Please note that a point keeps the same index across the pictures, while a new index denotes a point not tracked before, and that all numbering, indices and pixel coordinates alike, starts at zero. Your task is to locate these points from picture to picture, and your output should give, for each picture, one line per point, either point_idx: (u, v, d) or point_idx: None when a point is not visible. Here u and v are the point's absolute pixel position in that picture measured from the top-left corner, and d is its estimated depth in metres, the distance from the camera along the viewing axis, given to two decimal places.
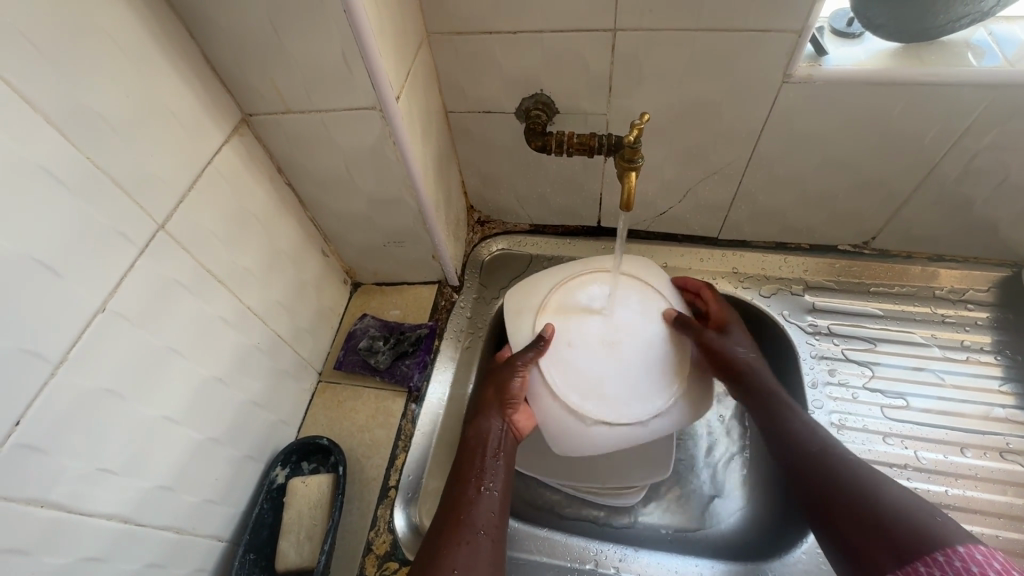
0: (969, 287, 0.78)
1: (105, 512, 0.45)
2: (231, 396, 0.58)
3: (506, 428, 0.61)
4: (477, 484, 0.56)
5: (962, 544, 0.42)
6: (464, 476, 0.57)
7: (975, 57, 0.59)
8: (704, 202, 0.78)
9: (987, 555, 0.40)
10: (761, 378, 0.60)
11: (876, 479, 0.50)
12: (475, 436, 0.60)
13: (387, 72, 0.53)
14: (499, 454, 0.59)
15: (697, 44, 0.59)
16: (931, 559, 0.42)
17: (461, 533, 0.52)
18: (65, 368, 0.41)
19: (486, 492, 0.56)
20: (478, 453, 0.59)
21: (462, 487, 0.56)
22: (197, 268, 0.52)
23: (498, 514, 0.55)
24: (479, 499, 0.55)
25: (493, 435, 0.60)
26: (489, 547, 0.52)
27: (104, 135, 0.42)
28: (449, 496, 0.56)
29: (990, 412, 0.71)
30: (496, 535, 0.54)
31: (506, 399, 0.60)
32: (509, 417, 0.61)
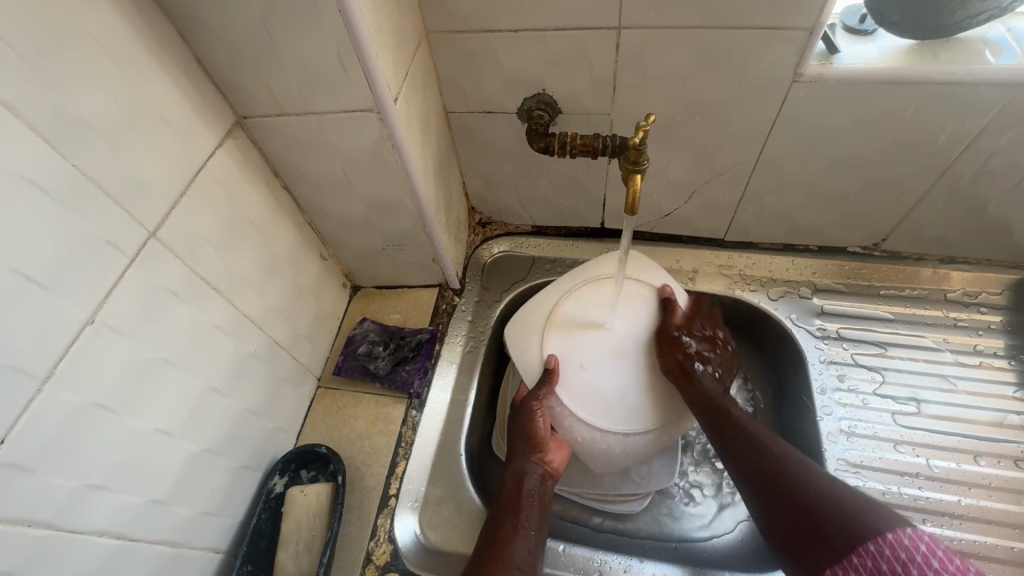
0: (982, 290, 0.76)
1: (96, 528, 0.43)
2: (227, 405, 0.57)
3: (541, 471, 0.60)
4: (513, 522, 0.56)
5: (890, 530, 0.41)
6: (500, 514, 0.57)
7: (992, 55, 0.57)
8: (710, 203, 0.77)
9: (914, 537, 0.39)
10: (707, 385, 0.60)
11: (833, 485, 0.49)
12: (510, 477, 0.60)
13: (384, 74, 0.51)
14: (536, 496, 0.59)
15: (704, 43, 0.57)
16: (864, 549, 0.41)
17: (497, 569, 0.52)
18: (53, 383, 0.39)
19: (522, 531, 0.56)
20: (515, 493, 0.58)
21: (498, 523, 0.56)
22: (191, 276, 0.51)
23: (533, 554, 0.55)
24: (515, 538, 0.55)
25: (529, 476, 0.59)
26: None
27: (91, 140, 0.41)
28: (485, 532, 0.56)
29: (1004, 419, 0.69)
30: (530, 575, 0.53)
31: (537, 440, 0.60)
32: (542, 458, 0.61)
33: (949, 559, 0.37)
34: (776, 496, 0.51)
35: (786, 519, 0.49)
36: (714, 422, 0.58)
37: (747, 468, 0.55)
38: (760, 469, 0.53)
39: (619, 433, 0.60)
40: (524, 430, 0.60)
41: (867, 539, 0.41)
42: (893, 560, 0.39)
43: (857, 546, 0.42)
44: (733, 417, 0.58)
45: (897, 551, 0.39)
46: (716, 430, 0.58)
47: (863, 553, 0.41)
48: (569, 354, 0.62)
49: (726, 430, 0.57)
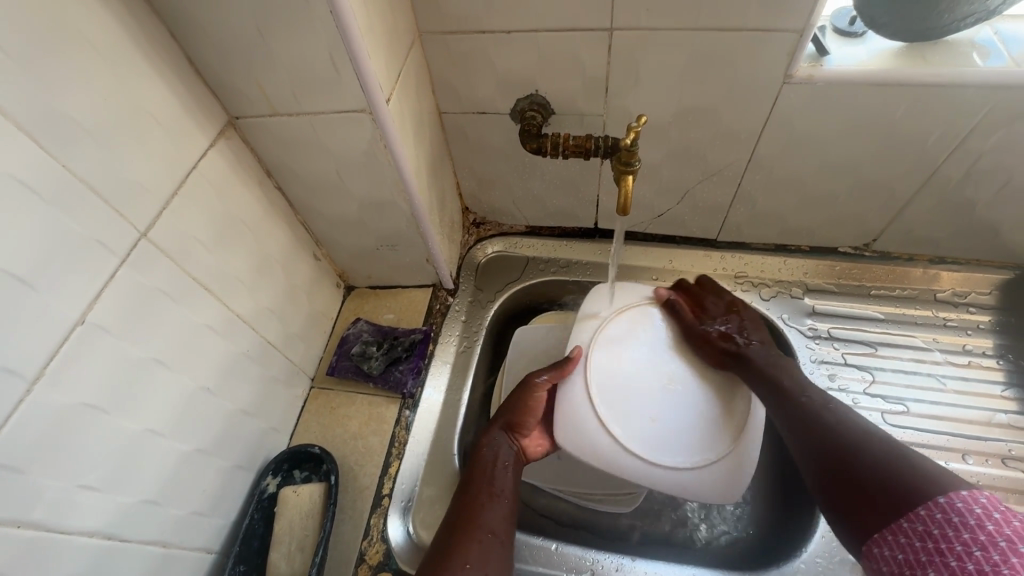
0: (971, 290, 0.77)
1: (87, 530, 0.43)
2: (219, 405, 0.57)
3: (515, 447, 0.60)
4: (487, 490, 0.55)
5: (944, 495, 0.40)
6: (474, 483, 0.55)
7: (979, 57, 0.58)
8: (703, 204, 0.77)
9: (968, 501, 0.38)
10: (760, 357, 0.59)
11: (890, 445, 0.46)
12: (487, 448, 0.59)
13: (376, 74, 0.51)
14: (509, 465, 0.58)
15: (695, 44, 0.58)
16: (914, 513, 0.40)
17: (474, 532, 0.51)
18: (42, 384, 0.39)
19: (497, 498, 0.54)
20: (489, 464, 0.57)
21: (473, 488, 0.55)
22: (182, 276, 0.51)
23: (508, 519, 0.53)
24: (490, 503, 0.54)
25: (502, 449, 0.59)
26: (500, 549, 0.51)
27: (81, 139, 0.41)
28: (456, 503, 0.54)
29: (992, 418, 0.70)
30: (505, 540, 0.52)
31: (518, 415, 0.60)
32: (518, 438, 0.61)
33: (1007, 521, 0.36)
34: (826, 454, 0.48)
35: (834, 478, 0.47)
36: (768, 387, 0.56)
37: (796, 427, 0.52)
38: (809, 426, 0.51)
39: (670, 458, 0.57)
40: (517, 409, 0.61)
41: (919, 504, 0.40)
42: (946, 524, 0.38)
43: (905, 511, 0.41)
44: (789, 383, 0.56)
45: (950, 515, 0.38)
46: (770, 396, 0.56)
47: (913, 517, 0.40)
48: (617, 415, 0.58)
49: (780, 395, 0.55)
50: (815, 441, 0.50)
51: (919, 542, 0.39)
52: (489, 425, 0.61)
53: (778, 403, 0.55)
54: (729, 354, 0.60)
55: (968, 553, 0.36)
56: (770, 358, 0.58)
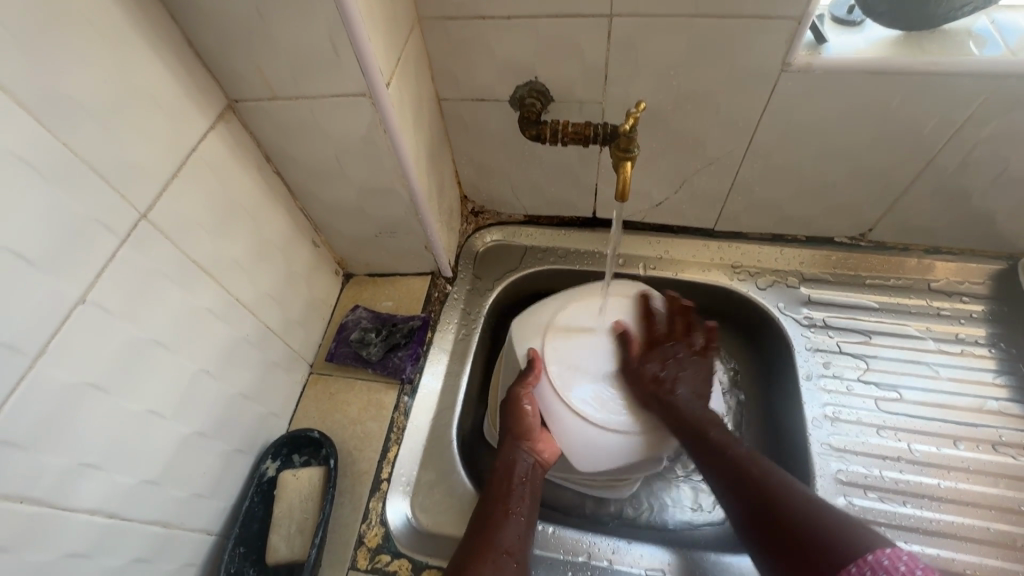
0: (964, 279, 0.78)
1: (88, 508, 0.44)
2: (219, 389, 0.57)
3: (533, 460, 0.61)
4: (505, 508, 0.57)
5: (871, 553, 0.41)
6: (492, 501, 0.58)
7: (976, 46, 0.58)
8: (700, 193, 0.77)
9: (893, 558, 0.40)
10: (688, 408, 0.60)
11: (818, 506, 0.49)
12: (502, 465, 0.60)
13: (376, 58, 0.51)
14: (526, 482, 0.60)
15: (695, 31, 0.58)
16: (847, 573, 0.41)
17: (489, 553, 0.53)
18: (45, 361, 0.40)
19: (514, 516, 0.57)
20: (506, 479, 0.59)
21: (490, 508, 0.57)
22: (182, 259, 0.51)
23: (524, 537, 0.56)
24: (507, 522, 0.56)
25: (519, 463, 0.60)
26: (515, 568, 0.53)
27: (80, 119, 0.41)
28: (475, 520, 0.57)
29: (984, 405, 0.71)
30: (520, 558, 0.54)
31: (530, 428, 0.61)
32: (533, 448, 0.61)
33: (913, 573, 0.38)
34: (759, 516, 0.51)
35: (774, 542, 0.49)
36: (697, 448, 0.58)
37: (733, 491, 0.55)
38: (744, 487, 0.54)
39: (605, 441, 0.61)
40: (514, 419, 0.61)
41: (849, 561, 0.42)
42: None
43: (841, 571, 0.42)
44: (716, 440, 0.58)
45: (877, 572, 0.40)
46: (701, 456, 0.58)
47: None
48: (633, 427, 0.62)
49: (712, 458, 0.57)
50: (750, 510, 0.53)
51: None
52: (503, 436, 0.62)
53: (710, 464, 0.57)
54: (659, 399, 0.60)
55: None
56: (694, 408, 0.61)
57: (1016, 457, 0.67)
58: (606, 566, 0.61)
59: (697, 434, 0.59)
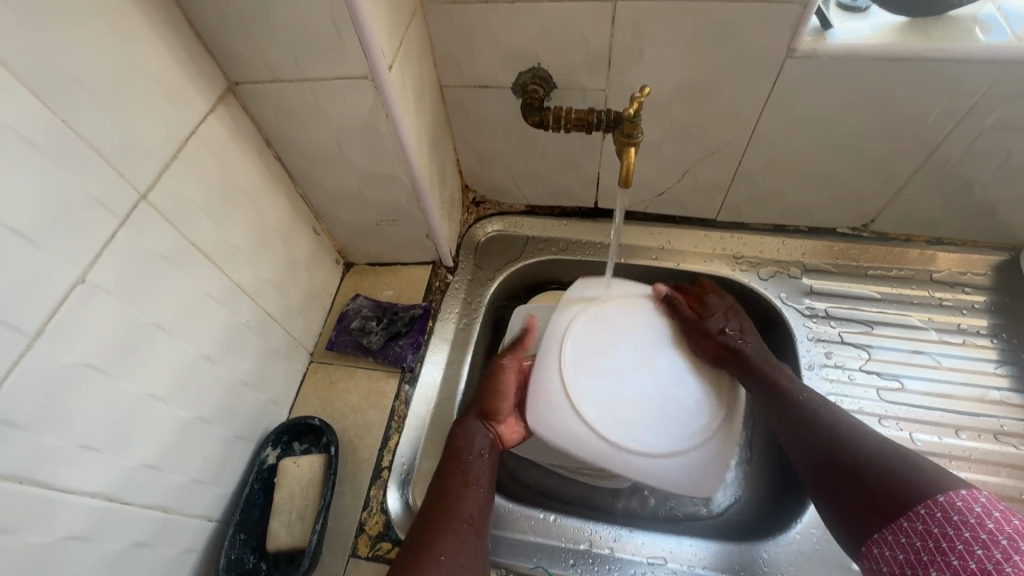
0: (966, 270, 0.78)
1: (88, 491, 0.43)
2: (219, 374, 0.56)
3: (491, 434, 0.63)
4: (463, 479, 0.57)
5: (941, 495, 0.44)
6: (448, 472, 0.58)
7: (982, 32, 0.58)
8: (703, 182, 0.77)
9: (966, 499, 0.43)
10: (754, 355, 0.64)
11: (887, 448, 0.50)
12: (461, 441, 0.61)
13: (379, 40, 0.51)
14: (483, 455, 0.60)
15: (699, 16, 0.57)
16: (914, 513, 0.45)
17: (451, 524, 0.53)
18: (43, 341, 0.39)
19: (472, 487, 0.57)
20: (463, 453, 0.60)
21: (449, 480, 0.57)
22: (182, 242, 0.50)
23: (484, 509, 0.56)
24: (467, 495, 0.56)
25: (477, 439, 0.61)
26: (474, 538, 0.53)
27: (81, 96, 0.40)
28: (432, 491, 0.57)
29: (986, 395, 0.71)
30: (480, 528, 0.55)
31: (494, 405, 0.63)
32: (493, 425, 0.64)
33: (1005, 521, 0.41)
34: (828, 465, 0.53)
35: (834, 479, 0.51)
36: (765, 390, 0.61)
37: (796, 430, 0.57)
38: (809, 429, 0.56)
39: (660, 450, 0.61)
40: (489, 395, 0.64)
41: (917, 503, 0.45)
42: (946, 523, 0.43)
43: (905, 511, 0.45)
44: (784, 385, 0.60)
45: (950, 513, 0.43)
46: (768, 399, 0.61)
47: (913, 518, 0.45)
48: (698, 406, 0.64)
49: (779, 396, 0.60)
50: (813, 448, 0.55)
51: (920, 541, 0.43)
52: (465, 411, 0.64)
53: (774, 403, 0.60)
54: (727, 353, 0.65)
55: (969, 551, 0.41)
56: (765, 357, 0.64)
57: (1017, 446, 0.67)
58: (608, 554, 0.61)
59: (766, 380, 0.61)
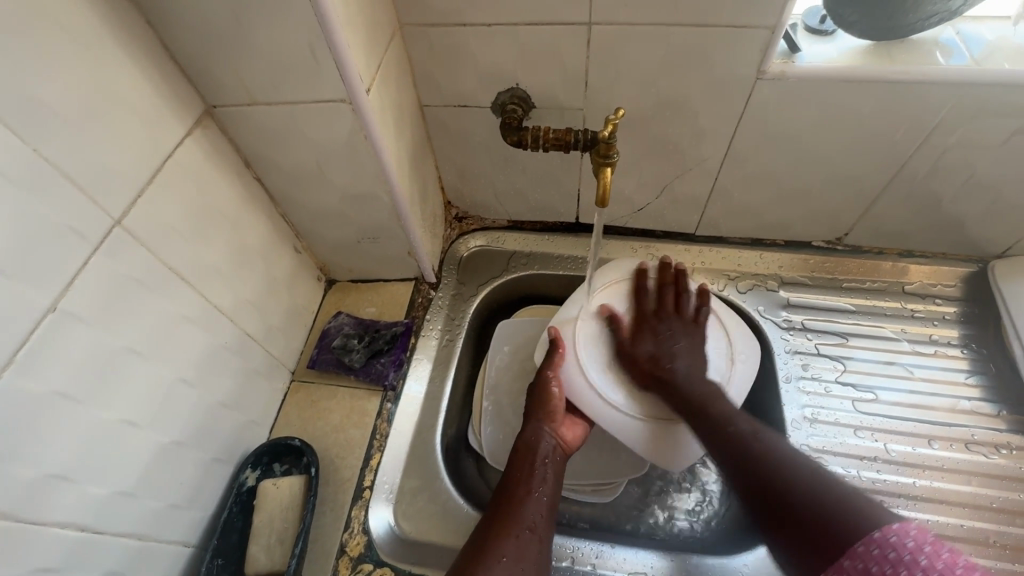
0: (937, 282, 0.80)
1: (58, 521, 0.43)
2: (197, 398, 0.56)
3: (556, 441, 0.61)
4: (527, 488, 0.56)
5: (877, 529, 0.39)
6: (512, 479, 0.57)
7: (942, 56, 0.60)
8: (681, 198, 0.79)
9: (901, 531, 0.37)
10: (688, 386, 0.61)
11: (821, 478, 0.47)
12: (525, 449, 0.59)
13: (356, 65, 0.51)
14: (548, 465, 0.58)
15: (672, 40, 0.59)
16: (852, 551, 0.38)
17: (512, 528, 0.52)
18: (11, 371, 0.39)
19: (535, 496, 0.55)
20: (528, 460, 0.58)
21: (513, 486, 0.56)
22: (157, 265, 0.50)
23: (546, 517, 0.54)
24: (529, 499, 0.55)
25: (544, 446, 0.60)
26: (536, 546, 0.52)
27: (52, 124, 0.40)
28: (495, 497, 0.56)
29: (957, 404, 0.72)
30: (542, 537, 0.53)
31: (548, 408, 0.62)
32: (555, 429, 0.62)
33: (939, 555, 0.35)
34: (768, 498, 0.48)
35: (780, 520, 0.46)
36: (696, 418, 0.58)
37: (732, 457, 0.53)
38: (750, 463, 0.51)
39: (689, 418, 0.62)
40: (541, 399, 0.62)
41: (855, 540, 0.39)
42: (883, 561, 0.37)
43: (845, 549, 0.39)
44: (715, 414, 0.58)
45: (886, 551, 0.37)
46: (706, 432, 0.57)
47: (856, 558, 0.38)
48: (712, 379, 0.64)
49: (716, 429, 0.56)
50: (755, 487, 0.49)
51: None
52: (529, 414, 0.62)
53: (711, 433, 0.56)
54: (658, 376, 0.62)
55: None
56: (694, 384, 0.61)
57: (987, 455, 0.69)
58: (590, 571, 0.61)
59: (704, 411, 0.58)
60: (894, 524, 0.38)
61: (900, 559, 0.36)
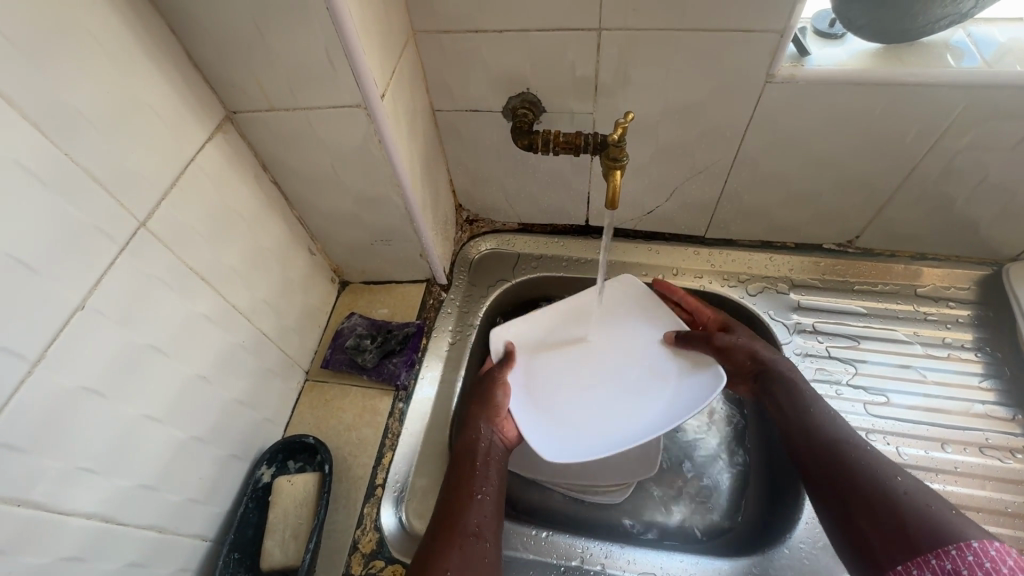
0: (950, 285, 0.79)
1: (85, 512, 0.44)
2: (216, 395, 0.58)
3: (495, 435, 0.64)
4: (470, 490, 0.57)
5: (955, 546, 0.42)
6: (456, 482, 0.58)
7: (954, 58, 0.60)
8: (691, 201, 0.79)
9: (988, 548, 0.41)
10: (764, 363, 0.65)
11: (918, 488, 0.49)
12: (465, 446, 0.62)
13: (372, 71, 0.53)
14: (490, 460, 0.61)
15: (680, 44, 0.60)
16: (925, 561, 0.43)
17: (456, 538, 0.53)
18: (43, 366, 0.40)
19: (478, 497, 0.57)
20: (469, 459, 0.61)
21: (457, 489, 0.58)
22: (180, 266, 0.52)
23: (491, 519, 0.56)
24: (473, 504, 0.56)
25: (482, 442, 0.62)
26: (484, 548, 0.53)
27: (84, 131, 0.42)
28: (442, 504, 0.57)
29: (971, 408, 0.72)
30: (489, 540, 0.54)
31: (490, 406, 0.65)
32: (497, 425, 0.65)
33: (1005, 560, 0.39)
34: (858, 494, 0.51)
35: (858, 512, 0.50)
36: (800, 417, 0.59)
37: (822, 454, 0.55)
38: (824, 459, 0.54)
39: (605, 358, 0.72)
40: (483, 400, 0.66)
41: (930, 552, 0.43)
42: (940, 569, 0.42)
43: (935, 549, 0.43)
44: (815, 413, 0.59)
45: (944, 561, 0.42)
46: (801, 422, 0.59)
47: (924, 565, 0.43)
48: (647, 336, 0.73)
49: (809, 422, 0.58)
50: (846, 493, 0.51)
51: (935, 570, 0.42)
52: (469, 418, 0.65)
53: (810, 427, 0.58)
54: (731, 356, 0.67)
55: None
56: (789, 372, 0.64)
57: (1003, 460, 0.68)
58: (600, 571, 0.61)
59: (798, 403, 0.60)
60: (992, 541, 0.41)
61: (958, 557, 0.41)
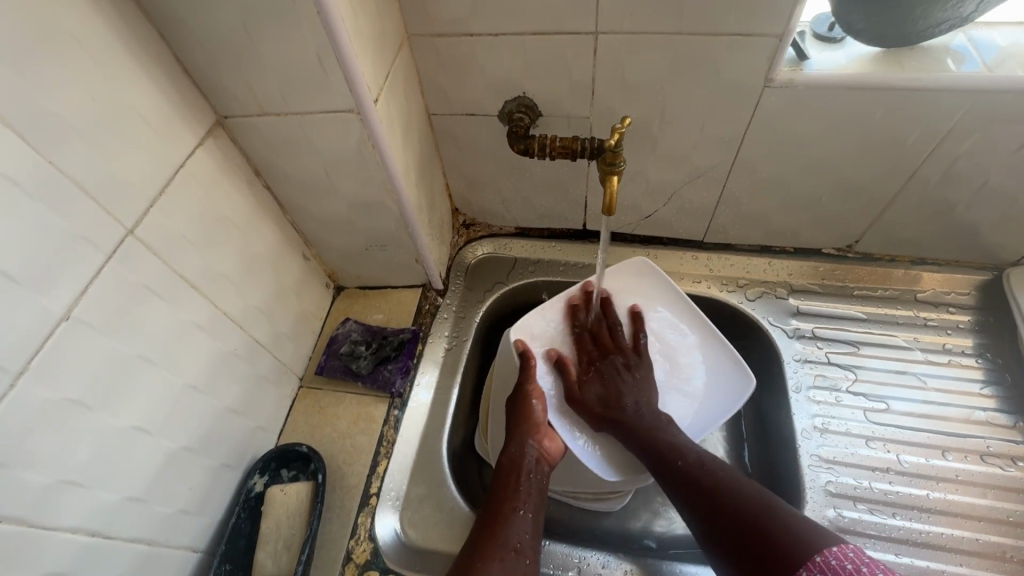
0: (950, 290, 0.78)
1: (70, 527, 0.44)
2: (207, 403, 0.57)
3: (538, 453, 0.62)
4: (512, 505, 0.57)
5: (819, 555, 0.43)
6: (498, 496, 0.57)
7: (954, 63, 0.59)
8: (688, 205, 0.78)
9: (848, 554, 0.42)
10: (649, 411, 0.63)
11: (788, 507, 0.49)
12: (509, 461, 0.60)
13: (365, 76, 0.52)
14: (533, 479, 0.59)
15: (678, 48, 0.59)
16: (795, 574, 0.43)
17: (496, 551, 0.52)
18: (26, 378, 0.40)
19: (521, 513, 0.56)
20: (512, 476, 0.59)
21: (498, 504, 0.57)
22: (169, 274, 0.51)
23: (532, 536, 0.55)
24: (515, 519, 0.55)
25: (527, 460, 0.60)
26: (524, 564, 0.53)
27: (69, 138, 0.42)
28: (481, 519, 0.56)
29: (972, 415, 0.71)
30: (528, 556, 0.53)
31: (532, 423, 0.62)
32: (539, 441, 0.62)
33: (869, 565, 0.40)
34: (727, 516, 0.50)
35: (729, 543, 0.50)
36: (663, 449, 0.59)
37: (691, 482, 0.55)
38: (694, 493, 0.54)
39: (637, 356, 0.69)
40: (520, 413, 0.63)
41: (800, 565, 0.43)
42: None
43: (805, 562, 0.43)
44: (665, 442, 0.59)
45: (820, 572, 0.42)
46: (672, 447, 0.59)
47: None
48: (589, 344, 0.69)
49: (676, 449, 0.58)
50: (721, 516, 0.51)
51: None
52: (512, 432, 0.62)
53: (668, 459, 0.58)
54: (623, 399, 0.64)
55: None
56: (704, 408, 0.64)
57: (1004, 468, 0.67)
58: None
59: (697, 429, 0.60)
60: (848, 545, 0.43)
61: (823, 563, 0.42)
